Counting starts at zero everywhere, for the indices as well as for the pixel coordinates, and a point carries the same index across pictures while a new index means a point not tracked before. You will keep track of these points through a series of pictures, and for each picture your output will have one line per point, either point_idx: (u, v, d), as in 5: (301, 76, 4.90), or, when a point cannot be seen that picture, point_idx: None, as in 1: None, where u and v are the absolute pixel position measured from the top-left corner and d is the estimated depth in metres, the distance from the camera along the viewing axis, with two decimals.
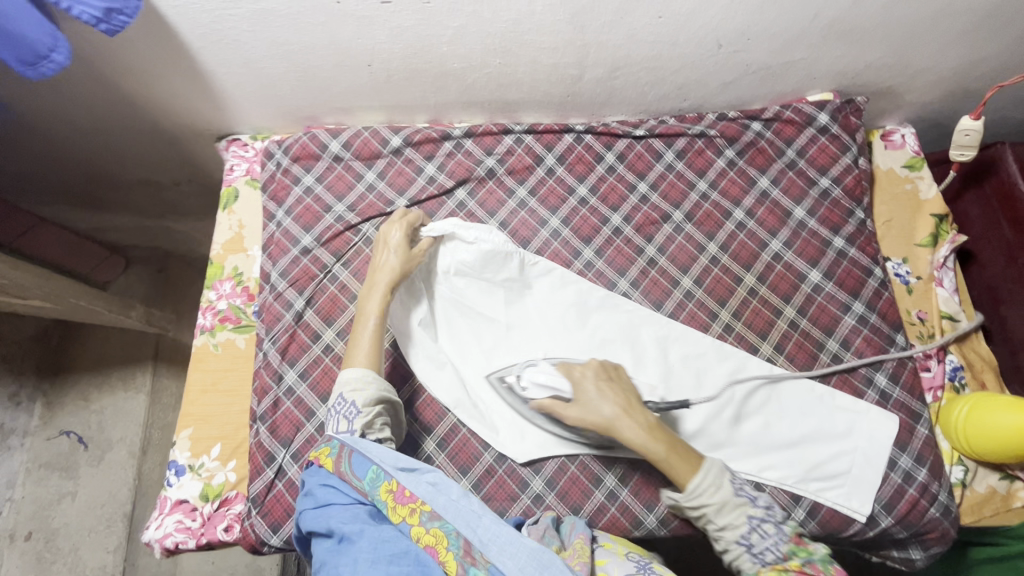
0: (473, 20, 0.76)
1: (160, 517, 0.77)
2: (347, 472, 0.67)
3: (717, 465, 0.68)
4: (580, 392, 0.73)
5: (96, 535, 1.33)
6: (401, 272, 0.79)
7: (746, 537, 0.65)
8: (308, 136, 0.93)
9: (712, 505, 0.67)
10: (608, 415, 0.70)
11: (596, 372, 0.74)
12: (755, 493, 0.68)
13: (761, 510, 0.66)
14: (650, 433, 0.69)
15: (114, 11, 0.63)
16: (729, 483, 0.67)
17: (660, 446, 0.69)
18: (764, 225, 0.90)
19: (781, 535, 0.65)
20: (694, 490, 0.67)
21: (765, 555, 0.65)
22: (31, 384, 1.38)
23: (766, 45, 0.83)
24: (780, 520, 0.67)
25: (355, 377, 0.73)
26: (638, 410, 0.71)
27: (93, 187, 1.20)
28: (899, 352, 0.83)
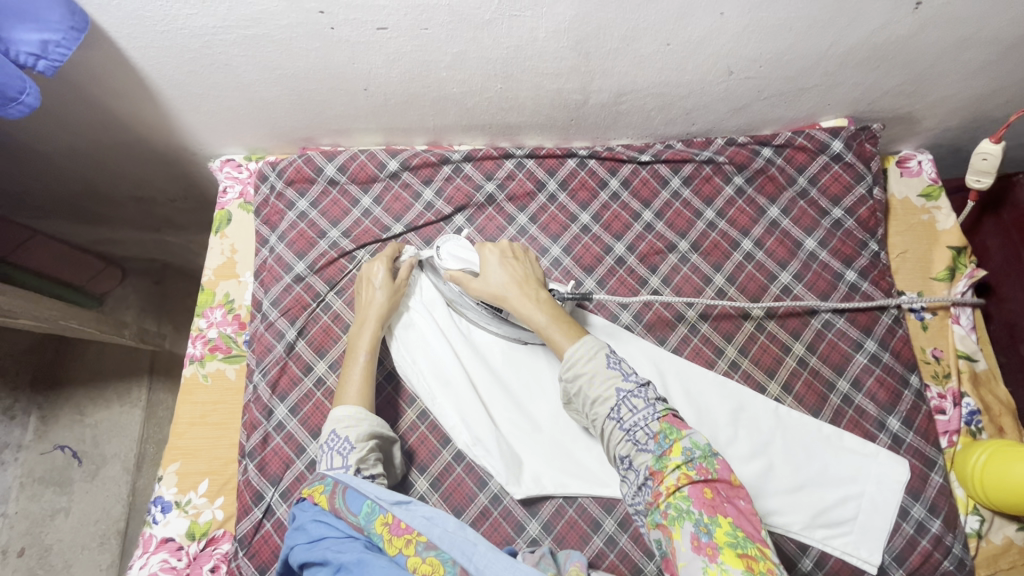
0: (473, 46, 0.73)
1: (145, 555, 0.75)
2: (342, 509, 0.63)
3: (595, 341, 0.65)
4: (482, 262, 0.74)
5: (89, 552, 1.31)
6: (389, 306, 0.78)
7: (616, 411, 0.60)
8: (303, 159, 0.90)
9: (585, 374, 0.63)
10: (501, 286, 0.72)
11: (502, 253, 0.74)
12: (629, 367, 0.63)
13: (631, 383, 0.61)
14: (535, 304, 0.70)
15: (50, 43, 0.63)
16: (604, 356, 0.63)
17: (544, 315, 0.69)
18: (773, 256, 0.87)
19: (651, 411, 0.59)
20: (569, 356, 0.64)
21: (637, 434, 0.59)
22: (26, 397, 1.36)
23: (779, 72, 0.80)
24: (652, 398, 0.61)
25: (346, 414, 0.70)
26: (532, 286, 0.72)
27: (87, 202, 1.18)
28: (914, 394, 0.80)
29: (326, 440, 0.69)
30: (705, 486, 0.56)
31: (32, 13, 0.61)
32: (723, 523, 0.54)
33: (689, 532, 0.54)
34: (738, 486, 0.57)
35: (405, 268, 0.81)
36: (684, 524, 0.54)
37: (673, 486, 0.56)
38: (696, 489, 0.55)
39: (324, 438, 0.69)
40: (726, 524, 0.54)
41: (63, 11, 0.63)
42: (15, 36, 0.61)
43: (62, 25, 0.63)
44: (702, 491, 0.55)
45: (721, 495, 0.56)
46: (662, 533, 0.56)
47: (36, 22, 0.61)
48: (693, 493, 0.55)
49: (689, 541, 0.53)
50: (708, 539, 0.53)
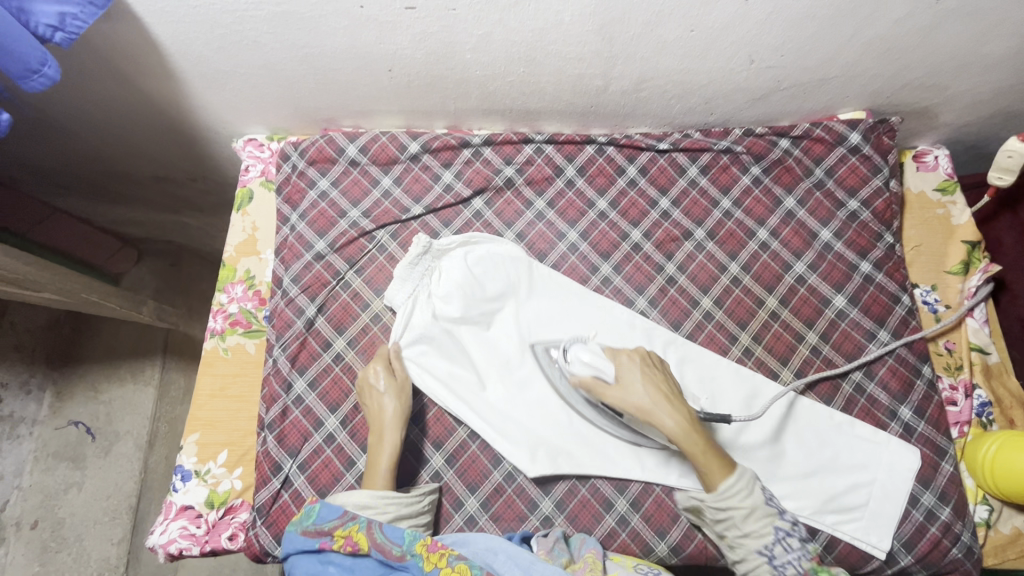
0: (499, 28, 0.74)
1: (165, 522, 0.76)
2: (384, 542, 0.64)
3: (748, 472, 0.66)
4: (623, 375, 0.70)
5: (101, 526, 1.33)
6: (400, 408, 0.75)
7: (769, 548, 0.64)
8: (325, 139, 0.91)
9: (742, 510, 0.65)
10: (645, 401, 0.68)
11: (641, 362, 0.72)
12: (782, 505, 0.66)
13: (788, 522, 0.65)
14: (678, 417, 0.67)
15: (67, 16, 0.64)
16: (760, 491, 0.66)
17: (696, 437, 0.66)
18: (788, 246, 0.88)
19: (803, 552, 0.64)
20: (725, 492, 0.65)
21: (786, 571, 0.63)
22: (42, 373, 1.37)
23: (799, 62, 0.80)
24: (803, 539, 0.65)
25: (373, 500, 0.68)
26: (678, 401, 0.69)
27: (107, 180, 1.20)
28: (925, 384, 0.80)
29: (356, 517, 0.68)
30: None
31: None
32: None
33: None
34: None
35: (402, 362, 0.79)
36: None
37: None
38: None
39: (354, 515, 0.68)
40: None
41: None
42: (35, 8, 0.63)
43: None
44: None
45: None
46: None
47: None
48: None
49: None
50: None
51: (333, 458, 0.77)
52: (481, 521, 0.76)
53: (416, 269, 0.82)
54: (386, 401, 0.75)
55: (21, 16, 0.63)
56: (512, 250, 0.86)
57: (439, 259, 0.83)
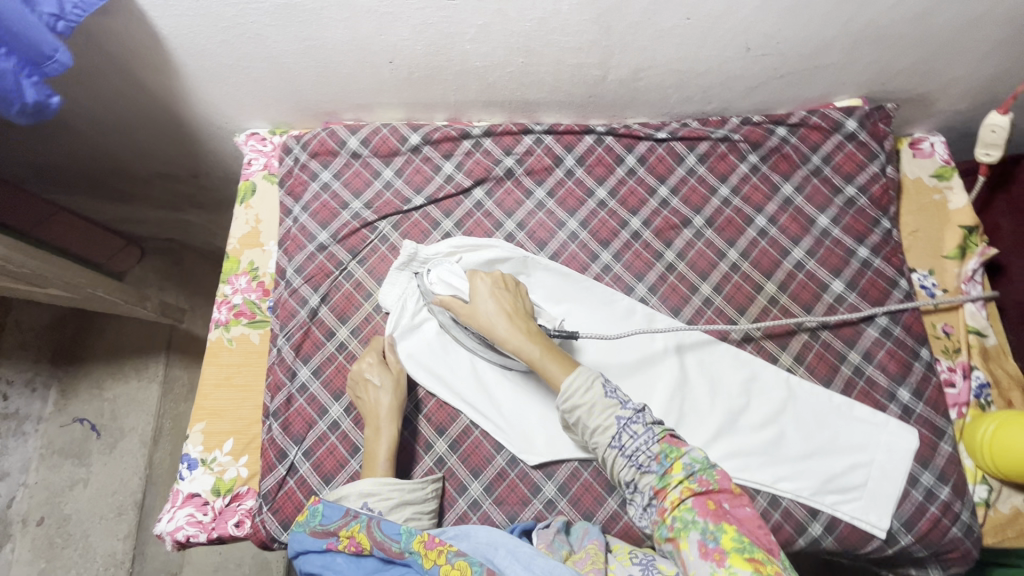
0: (497, 18, 0.75)
1: (172, 510, 0.77)
2: (383, 540, 0.63)
3: (590, 369, 0.65)
4: (473, 293, 0.74)
5: (107, 522, 1.34)
6: (396, 398, 0.76)
7: (617, 439, 0.61)
8: (327, 132, 0.93)
9: (584, 405, 0.63)
10: (490, 318, 0.72)
11: (494, 283, 0.74)
12: (625, 394, 0.64)
13: (630, 410, 0.62)
14: (529, 336, 0.70)
15: (67, 4, 0.65)
16: (600, 384, 0.64)
17: (536, 347, 0.69)
18: (786, 232, 0.88)
19: (649, 435, 0.61)
20: (567, 389, 0.64)
21: (639, 458, 0.60)
22: (47, 371, 1.38)
23: (795, 49, 0.81)
24: (650, 421, 0.62)
25: (373, 487, 0.69)
26: (520, 317, 0.71)
27: (110, 177, 1.21)
28: (924, 366, 0.81)
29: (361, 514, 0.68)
30: (706, 497, 0.57)
31: None
32: (728, 530, 0.54)
33: (696, 541, 0.55)
34: (740, 497, 0.57)
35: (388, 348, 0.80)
36: (689, 534, 0.55)
37: (677, 499, 0.58)
38: (700, 504, 0.57)
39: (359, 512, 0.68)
40: (732, 531, 0.54)
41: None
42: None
43: None
44: (705, 504, 0.57)
45: (724, 506, 0.57)
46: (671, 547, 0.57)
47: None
48: (697, 504, 0.56)
49: (696, 549, 0.54)
50: (715, 544, 0.54)
51: (338, 445, 0.78)
52: (484, 505, 0.77)
53: (405, 272, 0.84)
54: (382, 393, 0.76)
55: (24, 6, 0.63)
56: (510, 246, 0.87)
57: (430, 260, 0.84)
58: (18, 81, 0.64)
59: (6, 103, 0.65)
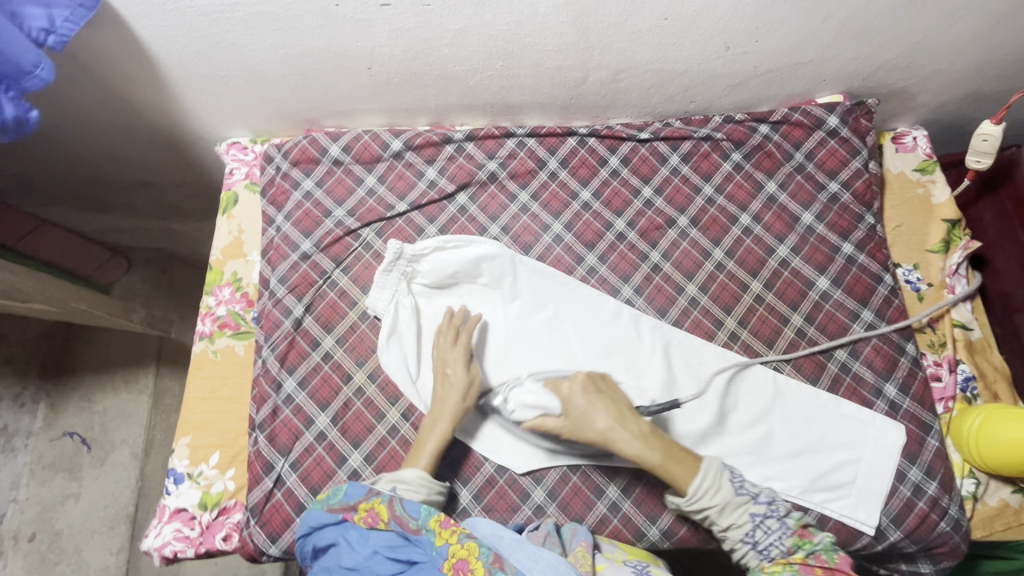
0: (474, 22, 0.74)
1: (159, 525, 0.77)
2: (402, 515, 0.65)
3: (715, 466, 0.65)
4: (567, 406, 0.70)
5: (99, 536, 1.33)
6: (464, 399, 0.75)
7: (750, 535, 0.63)
8: (308, 140, 0.92)
9: (715, 507, 0.64)
10: (600, 431, 0.68)
11: (584, 385, 0.71)
12: (754, 488, 0.65)
13: (763, 506, 0.63)
14: (644, 440, 0.67)
15: (57, 18, 0.65)
16: (728, 483, 0.64)
17: (656, 455, 0.66)
18: (771, 230, 0.88)
19: (783, 529, 0.63)
20: (694, 493, 0.64)
21: (770, 552, 0.62)
22: (36, 384, 1.38)
23: (774, 47, 0.81)
24: (783, 515, 0.64)
25: (411, 477, 0.70)
26: (630, 420, 0.69)
27: (93, 189, 1.20)
28: (909, 361, 0.81)
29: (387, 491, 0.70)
30: (818, 568, 0.61)
31: None
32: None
33: None
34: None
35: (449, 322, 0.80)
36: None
37: (784, 561, 0.62)
38: (807, 569, 0.61)
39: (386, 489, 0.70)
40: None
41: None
42: (26, 11, 0.64)
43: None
44: (813, 570, 0.61)
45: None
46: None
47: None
48: (804, 570, 0.60)
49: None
50: None
51: (325, 456, 0.78)
52: (474, 513, 0.77)
53: (392, 274, 0.84)
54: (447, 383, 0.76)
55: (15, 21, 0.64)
56: (496, 248, 0.85)
57: (415, 263, 0.85)
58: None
59: None
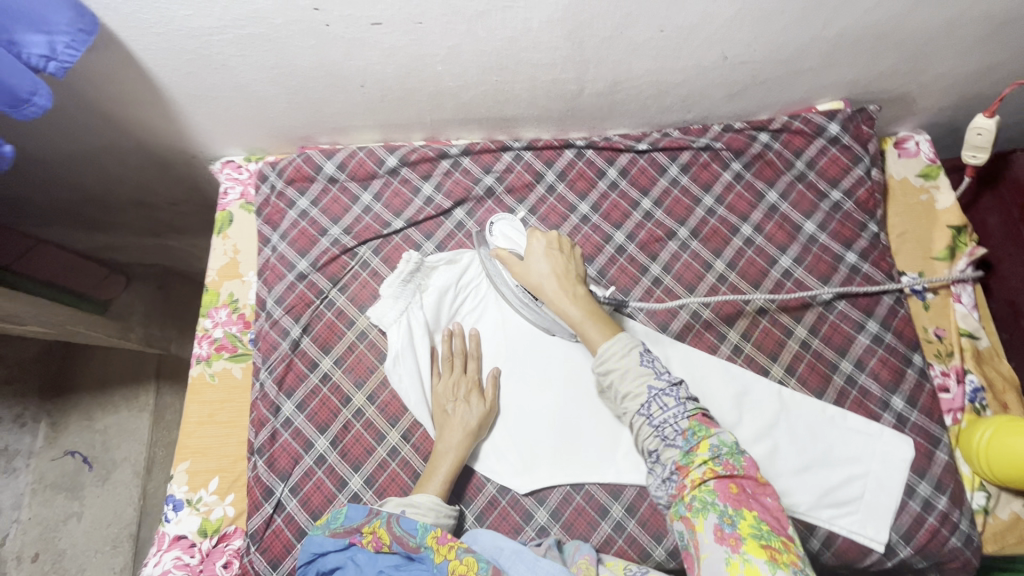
0: (468, 39, 0.73)
1: (158, 553, 0.76)
2: (402, 534, 0.65)
3: (629, 338, 0.65)
4: (528, 252, 0.76)
5: (102, 556, 1.32)
6: (477, 423, 0.76)
7: (647, 408, 0.61)
8: (302, 158, 0.91)
9: (618, 370, 0.63)
10: (542, 276, 0.73)
11: (549, 242, 0.76)
12: (662, 366, 0.63)
13: (663, 382, 0.62)
14: (574, 299, 0.71)
15: (59, 45, 0.63)
16: (638, 353, 0.64)
17: (578, 310, 0.70)
18: (773, 241, 0.87)
19: (680, 411, 0.60)
20: (604, 351, 0.65)
21: (665, 431, 0.59)
22: (35, 404, 1.36)
23: (773, 56, 0.80)
24: (683, 397, 0.61)
25: (421, 502, 0.69)
26: (572, 280, 0.73)
27: (89, 208, 1.19)
28: (916, 372, 0.80)
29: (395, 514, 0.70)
30: (729, 481, 0.57)
31: (42, 19, 0.61)
32: (748, 516, 0.54)
33: (713, 525, 0.55)
34: (763, 486, 0.58)
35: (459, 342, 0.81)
36: (708, 515, 0.55)
37: (698, 479, 0.57)
38: (724, 492, 0.56)
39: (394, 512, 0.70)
40: (752, 518, 0.54)
41: (73, 14, 0.63)
42: (26, 39, 0.61)
43: (71, 28, 0.63)
44: (728, 488, 0.56)
45: (747, 491, 0.57)
46: (684, 526, 0.57)
47: (44, 25, 0.61)
48: (719, 487, 0.56)
49: (712, 532, 0.54)
50: (733, 530, 0.54)
51: (325, 480, 0.77)
52: None
53: (408, 286, 0.83)
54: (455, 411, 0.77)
55: (12, 48, 0.61)
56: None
57: (429, 275, 0.84)
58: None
59: None
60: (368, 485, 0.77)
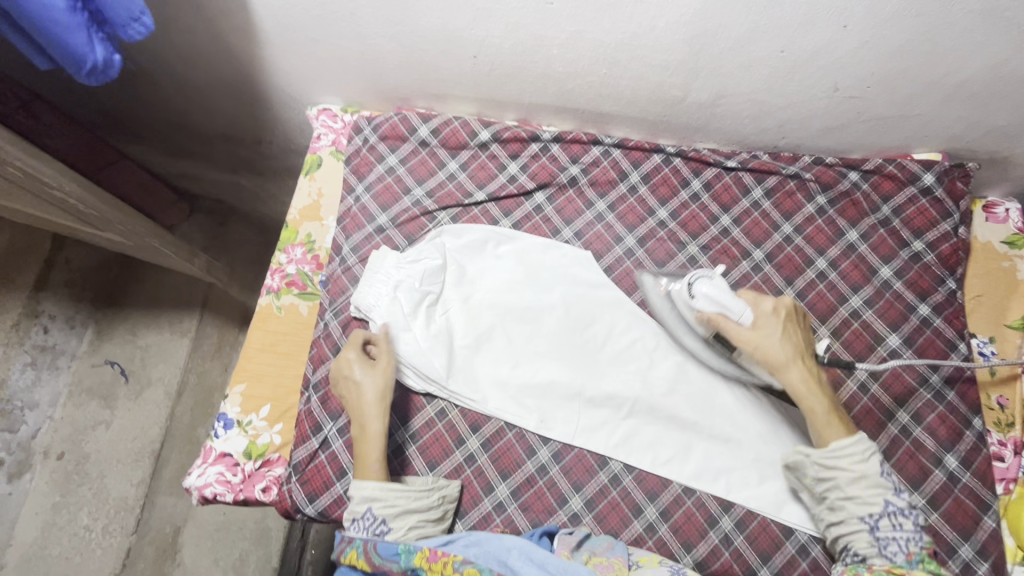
0: (590, 27, 0.75)
1: (203, 466, 0.79)
2: (384, 561, 0.65)
3: (866, 443, 0.66)
4: (763, 326, 0.72)
5: (123, 467, 1.30)
6: (380, 395, 0.73)
7: (874, 519, 0.64)
8: (399, 117, 0.94)
9: (846, 476, 0.66)
10: (775, 347, 0.71)
11: (784, 314, 0.73)
12: (907, 522, 0.63)
13: (903, 500, 0.64)
14: (816, 386, 0.70)
15: None
16: (875, 463, 0.65)
17: (825, 405, 0.69)
18: (846, 278, 0.87)
19: (916, 536, 0.62)
20: (838, 449, 0.67)
21: (889, 546, 0.63)
22: (86, 311, 1.37)
23: (884, 96, 0.80)
24: (919, 522, 0.63)
25: (378, 492, 0.69)
26: (809, 358, 0.72)
27: (177, 134, 1.25)
28: (975, 435, 0.79)
29: (359, 517, 0.69)
30: None
31: None
32: None
33: None
34: None
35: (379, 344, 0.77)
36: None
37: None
38: None
39: (357, 515, 0.69)
40: None
41: None
42: None
43: None
44: None
45: None
46: None
47: None
48: None
49: None
50: None
51: None
52: (509, 509, 0.76)
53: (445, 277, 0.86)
54: (366, 389, 0.74)
55: None
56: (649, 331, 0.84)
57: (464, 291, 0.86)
58: (89, 40, 0.63)
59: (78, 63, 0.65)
60: (412, 440, 0.79)
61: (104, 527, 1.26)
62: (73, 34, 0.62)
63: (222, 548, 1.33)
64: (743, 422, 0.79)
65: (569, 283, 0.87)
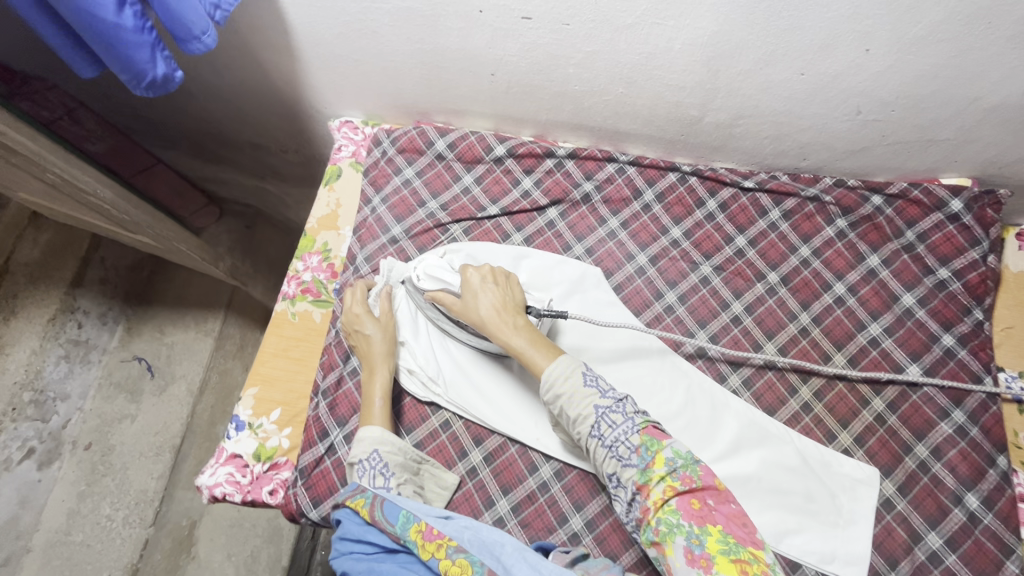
0: (607, 47, 0.75)
1: (215, 465, 0.81)
2: (382, 520, 0.66)
3: (571, 359, 0.66)
4: (466, 287, 0.74)
5: (145, 460, 1.34)
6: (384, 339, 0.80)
7: (596, 428, 0.62)
8: (417, 131, 0.96)
9: (564, 393, 0.64)
10: (484, 312, 0.71)
11: (484, 276, 0.74)
12: (616, 415, 0.62)
13: (609, 399, 0.63)
14: (516, 328, 0.69)
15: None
16: (581, 374, 0.65)
17: (522, 339, 0.69)
18: (865, 305, 0.84)
19: (630, 425, 0.61)
20: (547, 376, 0.65)
21: (619, 449, 0.61)
22: (118, 307, 1.42)
23: (911, 120, 0.78)
24: (630, 412, 0.62)
25: (385, 437, 0.74)
26: (513, 310, 0.71)
27: (211, 141, 1.30)
28: (999, 474, 0.75)
29: (365, 458, 0.73)
30: (690, 496, 0.57)
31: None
32: (713, 531, 0.54)
33: (681, 547, 0.55)
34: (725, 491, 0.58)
35: (383, 302, 0.84)
36: (675, 539, 0.55)
37: (662, 500, 0.57)
38: (687, 502, 0.57)
39: (364, 456, 0.73)
40: (716, 532, 0.54)
41: None
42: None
43: None
44: (689, 502, 0.57)
45: (709, 504, 0.56)
46: (658, 550, 0.57)
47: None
48: (681, 505, 0.57)
49: (683, 555, 0.54)
50: (701, 551, 0.54)
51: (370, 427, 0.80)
52: (509, 524, 0.76)
53: None
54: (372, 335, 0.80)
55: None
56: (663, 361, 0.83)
57: None
58: (153, 55, 0.67)
59: (139, 80, 0.70)
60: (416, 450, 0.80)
61: (125, 517, 1.29)
62: (139, 49, 0.66)
63: (235, 544, 1.38)
64: (749, 449, 0.78)
65: (581, 301, 0.87)
